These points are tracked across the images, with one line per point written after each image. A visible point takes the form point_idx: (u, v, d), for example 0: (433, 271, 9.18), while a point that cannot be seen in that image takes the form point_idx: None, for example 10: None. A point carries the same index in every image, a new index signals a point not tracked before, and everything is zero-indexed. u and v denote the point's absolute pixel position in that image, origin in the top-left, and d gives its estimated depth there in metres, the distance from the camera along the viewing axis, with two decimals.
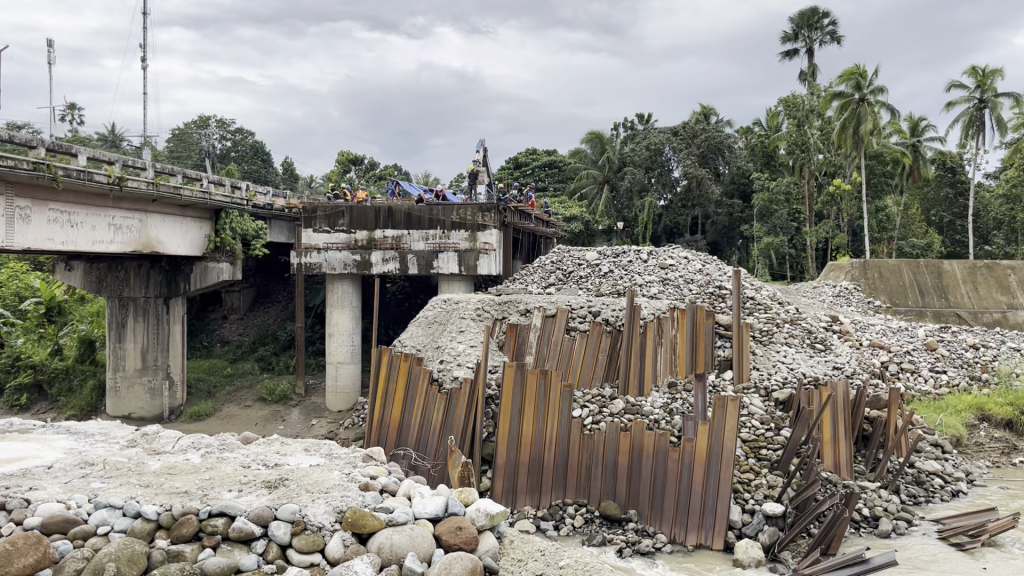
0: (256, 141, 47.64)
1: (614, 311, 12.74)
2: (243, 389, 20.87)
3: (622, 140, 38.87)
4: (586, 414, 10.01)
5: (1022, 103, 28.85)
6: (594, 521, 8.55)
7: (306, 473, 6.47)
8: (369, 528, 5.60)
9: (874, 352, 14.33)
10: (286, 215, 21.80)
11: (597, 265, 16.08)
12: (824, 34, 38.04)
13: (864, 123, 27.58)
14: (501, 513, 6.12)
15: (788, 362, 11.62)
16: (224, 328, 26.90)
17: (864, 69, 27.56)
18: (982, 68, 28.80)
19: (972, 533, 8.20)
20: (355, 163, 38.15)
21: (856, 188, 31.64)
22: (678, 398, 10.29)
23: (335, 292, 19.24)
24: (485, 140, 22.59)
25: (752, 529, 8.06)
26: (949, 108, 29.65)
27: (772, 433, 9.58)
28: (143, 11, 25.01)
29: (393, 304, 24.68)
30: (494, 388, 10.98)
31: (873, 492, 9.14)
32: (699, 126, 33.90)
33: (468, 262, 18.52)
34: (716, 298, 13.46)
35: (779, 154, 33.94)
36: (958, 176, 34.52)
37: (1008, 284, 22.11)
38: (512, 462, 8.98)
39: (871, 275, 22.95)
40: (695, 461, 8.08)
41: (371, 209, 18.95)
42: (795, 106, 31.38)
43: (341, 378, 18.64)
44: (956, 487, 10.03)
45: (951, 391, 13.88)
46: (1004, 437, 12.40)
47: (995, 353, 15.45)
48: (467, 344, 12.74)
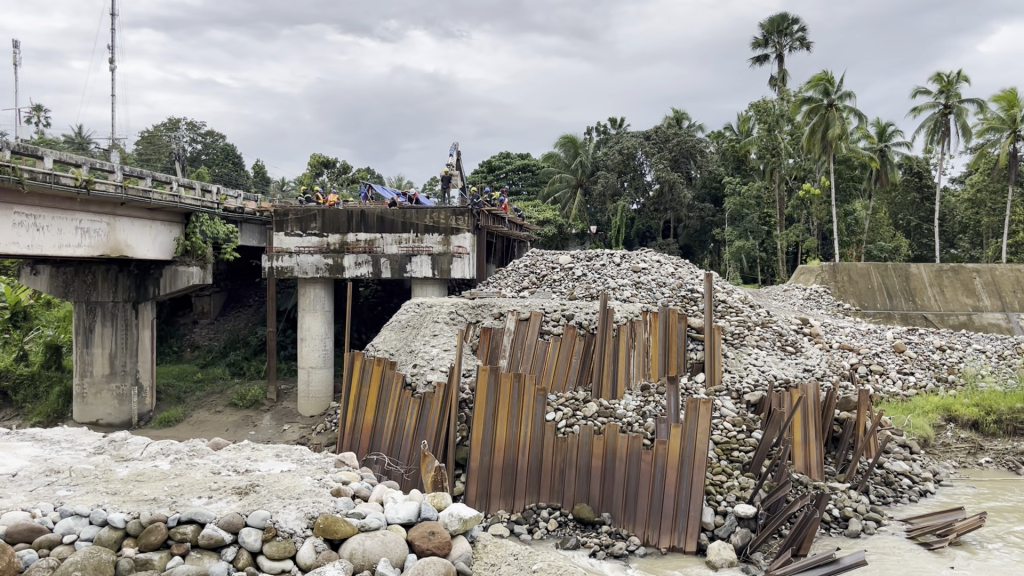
0: (227, 144, 47.31)
1: (587, 315, 12.78)
2: (214, 394, 20.64)
3: (596, 144, 39.00)
4: (560, 417, 10.02)
5: (986, 109, 29.40)
6: (568, 524, 8.56)
7: (277, 479, 6.40)
8: (341, 534, 5.54)
9: (844, 354, 14.55)
10: (257, 219, 21.64)
11: (570, 269, 16.12)
12: (794, 40, 38.47)
13: (833, 127, 27.92)
14: (475, 517, 6.11)
15: (760, 364, 11.72)
16: (194, 332, 26.60)
17: (832, 76, 28.01)
18: (947, 75, 29.31)
19: (940, 533, 8.30)
20: (328, 166, 37.89)
21: (825, 193, 32.04)
22: (651, 402, 10.39)
23: (306, 296, 19.09)
24: (458, 144, 22.57)
25: (725, 530, 8.13)
26: (916, 113, 30.13)
27: (744, 434, 9.68)
28: (111, 12, 24.71)
29: (366, 309, 24.60)
30: (467, 392, 10.97)
31: (843, 493, 9.23)
32: (671, 130, 34.19)
33: (441, 265, 18.48)
34: (688, 302, 13.58)
35: (750, 159, 34.34)
36: (925, 180, 35.00)
37: (973, 285, 22.59)
38: (485, 466, 8.93)
39: (840, 279, 23.11)
40: (668, 463, 8.10)
41: (343, 213, 18.86)
42: (766, 111, 31.70)
43: (313, 383, 18.49)
44: (924, 487, 10.18)
45: (918, 392, 14.12)
46: (970, 437, 12.59)
47: (961, 355, 15.70)
48: (440, 348, 12.69)
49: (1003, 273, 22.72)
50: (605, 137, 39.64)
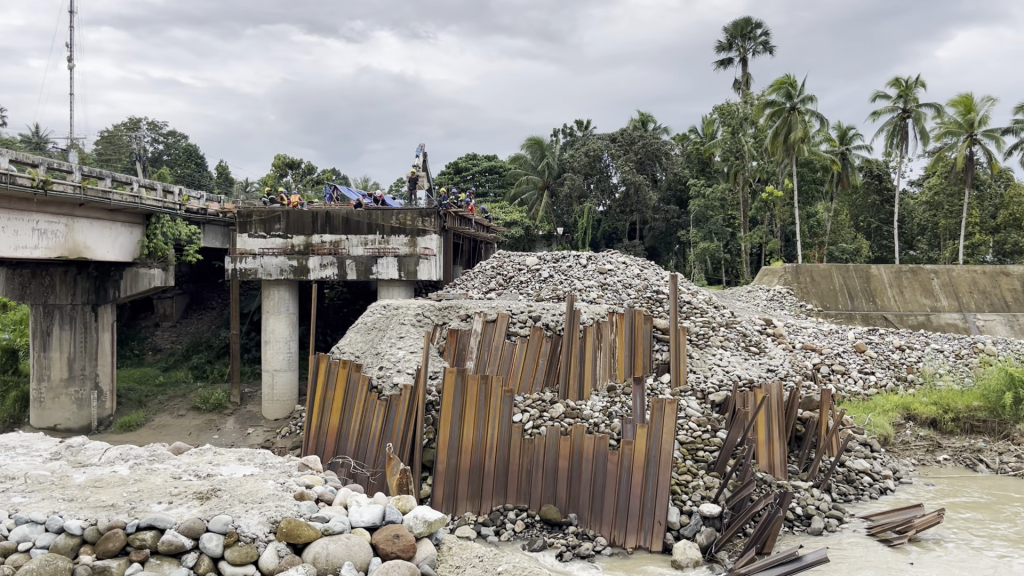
0: (190, 145, 46.75)
1: (554, 316, 12.83)
2: (176, 398, 20.35)
3: (562, 146, 39.14)
4: (527, 418, 10.05)
5: (943, 113, 29.99)
6: (535, 525, 8.57)
7: (240, 483, 6.32)
8: (304, 538, 5.49)
9: (807, 354, 14.78)
10: (220, 220, 21.38)
11: (537, 270, 16.16)
12: (756, 44, 38.96)
13: (795, 130, 28.32)
14: (440, 519, 6.10)
15: (724, 364, 11.86)
16: (156, 335, 26.22)
17: (794, 79, 28.37)
18: (906, 79, 29.87)
19: (900, 529, 8.42)
20: (293, 166, 37.58)
21: (788, 195, 32.51)
22: (617, 402, 10.47)
23: (270, 298, 18.90)
24: (424, 145, 22.50)
25: (690, 530, 8.19)
26: (875, 117, 30.65)
27: (709, 434, 9.78)
28: (69, 10, 24.27)
29: (332, 311, 24.46)
30: (434, 394, 10.93)
31: (806, 492, 9.34)
32: (636, 133, 34.77)
33: (407, 267, 18.44)
34: (654, 302, 13.70)
35: (715, 161, 34.76)
36: (885, 183, 35.51)
37: (931, 286, 23.06)
38: (452, 469, 8.87)
39: (802, 280, 23.42)
40: (634, 463, 8.14)
41: (308, 214, 18.69)
42: (730, 114, 32.15)
43: (278, 386, 18.29)
44: (884, 485, 10.35)
45: (879, 391, 14.37)
46: (929, 435, 12.81)
47: (920, 354, 16.00)
48: (406, 350, 12.65)
49: (959, 274, 23.31)
50: (571, 139, 39.83)
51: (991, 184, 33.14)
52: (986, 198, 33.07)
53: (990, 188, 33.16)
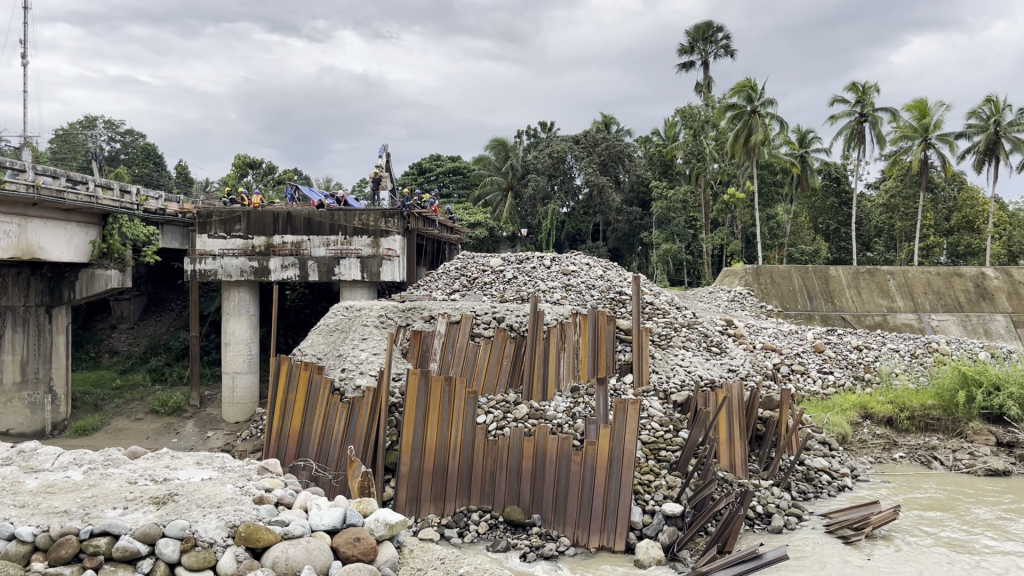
0: (148, 144, 46.08)
1: (518, 317, 12.85)
2: (133, 401, 20.00)
3: (526, 147, 39.21)
4: (491, 419, 10.05)
5: (899, 117, 30.59)
6: (499, 527, 8.55)
7: (197, 488, 6.21)
8: (263, 542, 5.41)
9: (767, 354, 14.99)
10: (179, 220, 21.06)
11: (501, 272, 16.15)
12: (718, 47, 39.41)
13: (755, 133, 28.71)
14: (401, 522, 6.10)
15: (686, 364, 11.99)
16: (112, 338, 25.75)
17: (755, 83, 28.70)
18: (862, 84, 30.43)
19: (857, 526, 8.56)
20: (253, 166, 37.15)
21: (749, 197, 32.94)
22: (581, 403, 10.53)
23: (231, 300, 18.67)
24: (387, 145, 22.37)
25: (653, 529, 8.25)
26: (833, 121, 31.19)
27: (671, 434, 9.86)
28: (23, 5, 23.76)
29: (293, 312, 24.23)
30: (397, 395, 10.87)
31: (766, 490, 9.45)
32: (600, 135, 34.96)
33: (370, 268, 18.34)
34: (617, 303, 13.77)
35: (677, 163, 35.13)
36: (843, 186, 36.06)
37: (888, 287, 23.51)
38: (415, 470, 8.82)
39: (763, 280, 23.71)
40: (597, 464, 8.18)
41: (269, 214, 18.50)
42: (692, 117, 32.66)
43: (238, 389, 18.09)
44: (841, 482, 10.54)
45: (837, 390, 14.62)
46: (885, 433, 13.04)
47: (877, 354, 16.30)
48: (369, 352, 12.58)
49: (914, 275, 23.82)
50: (535, 140, 39.91)
51: (944, 187, 33.90)
52: (940, 200, 33.83)
53: (944, 191, 33.90)
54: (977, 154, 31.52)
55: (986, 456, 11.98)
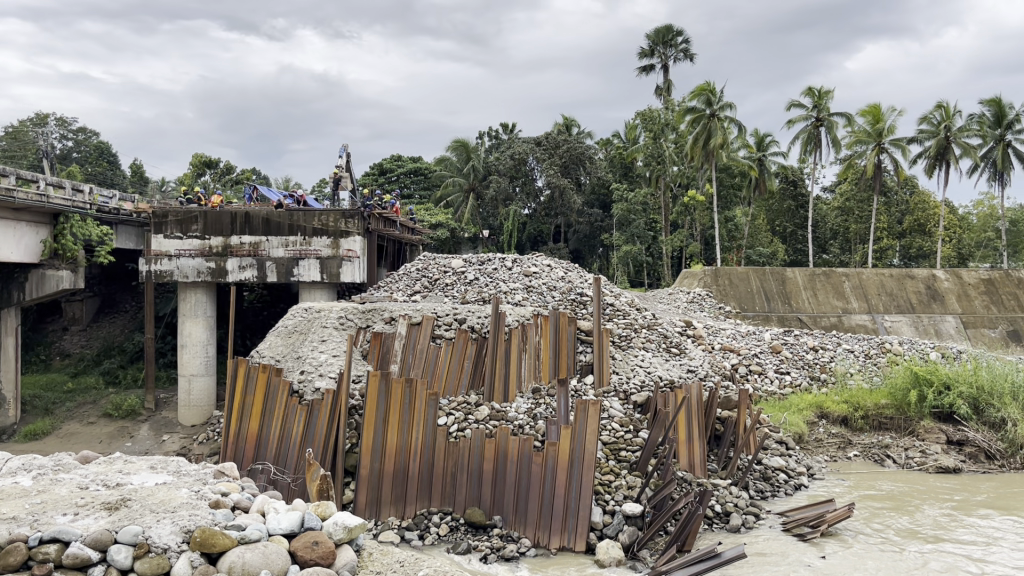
0: (101, 142, 45.25)
1: (479, 318, 12.84)
2: (85, 405, 19.59)
3: (488, 149, 39.27)
4: (452, 421, 10.03)
5: (853, 122, 31.20)
6: (459, 529, 8.54)
7: (152, 493, 6.10)
8: (219, 547, 5.34)
9: (725, 355, 15.22)
10: (134, 220, 20.69)
11: (462, 273, 16.13)
12: (677, 51, 39.83)
13: (714, 137, 29.09)
14: (360, 525, 6.08)
15: (646, 365, 12.10)
16: (64, 340, 25.19)
17: (714, 86, 29.07)
18: (818, 89, 30.99)
19: (813, 524, 8.68)
20: (211, 166, 36.65)
21: (708, 200, 33.35)
22: (542, 404, 10.56)
23: (187, 301, 18.39)
24: (347, 145, 22.21)
25: (613, 529, 8.29)
26: (791, 125, 31.72)
27: (631, 434, 9.92)
28: None
29: (251, 314, 23.93)
30: (357, 398, 10.78)
31: (724, 490, 9.55)
32: (561, 137, 35.12)
33: (330, 269, 18.19)
34: (577, 305, 13.84)
35: (637, 166, 35.46)
36: (799, 189, 36.66)
37: (843, 289, 23.95)
38: (375, 473, 8.75)
39: (721, 282, 24.02)
40: (558, 465, 8.22)
41: (226, 214, 18.26)
42: (652, 120, 33.00)
43: (194, 392, 17.80)
44: (798, 481, 10.70)
45: (794, 390, 14.86)
46: (840, 433, 13.27)
47: (832, 354, 16.59)
48: (329, 354, 12.47)
49: (868, 278, 24.35)
50: (496, 142, 39.98)
51: (897, 191, 34.66)
52: (893, 204, 34.59)
53: (897, 195, 34.68)
54: (928, 158, 32.28)
55: (936, 454, 12.25)
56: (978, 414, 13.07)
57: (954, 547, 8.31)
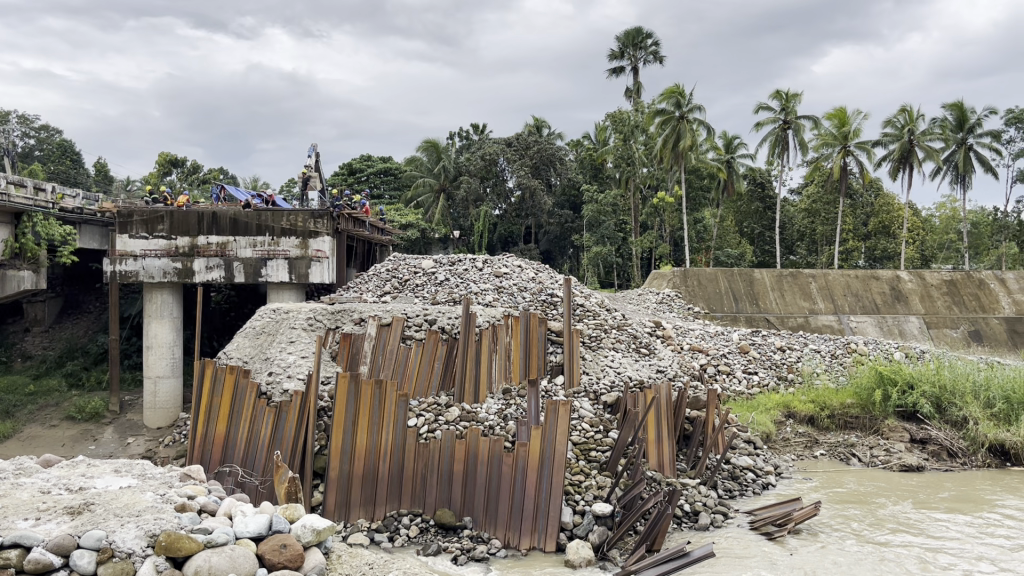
0: (64, 140, 44.46)
1: (450, 319, 12.81)
2: (48, 408, 19.25)
3: (458, 149, 39.23)
4: (422, 422, 9.99)
5: (820, 125, 31.60)
6: (430, 530, 8.49)
7: (116, 496, 6.00)
8: (185, 551, 5.27)
9: (694, 355, 15.36)
10: (99, 219, 20.36)
11: (433, 274, 16.09)
12: (647, 53, 40.06)
13: (683, 138, 29.29)
14: (328, 528, 6.06)
15: (616, 366, 12.16)
16: (26, 341, 24.72)
17: (683, 88, 29.29)
18: (785, 92, 31.37)
19: (779, 522, 8.76)
20: (177, 165, 36.22)
21: (677, 201, 33.64)
22: (513, 404, 10.56)
23: (153, 302, 18.14)
24: (316, 145, 22.04)
25: (583, 529, 8.31)
26: (759, 127, 32.07)
27: (601, 435, 9.96)
28: None
29: (218, 315, 23.66)
30: (326, 399, 10.69)
31: (693, 489, 9.61)
32: (531, 138, 35.21)
33: (298, 269, 18.04)
34: (548, 306, 13.87)
35: (607, 167, 35.64)
36: (766, 191, 37.10)
37: (810, 290, 24.25)
38: (345, 475, 8.68)
39: (690, 283, 24.21)
40: (529, 465, 8.25)
41: (193, 214, 18.04)
42: (622, 121, 33.17)
43: (160, 394, 17.56)
44: (765, 480, 10.82)
45: (761, 390, 15.02)
46: (807, 432, 13.42)
47: (799, 355, 16.78)
48: (298, 355, 12.37)
49: (834, 278, 24.70)
50: (467, 142, 39.94)
51: (863, 193, 35.20)
52: (858, 206, 35.11)
53: (862, 197, 35.21)
54: (892, 161, 32.77)
55: (900, 452, 12.46)
56: (940, 413, 13.31)
57: (937, 540, 8.55)
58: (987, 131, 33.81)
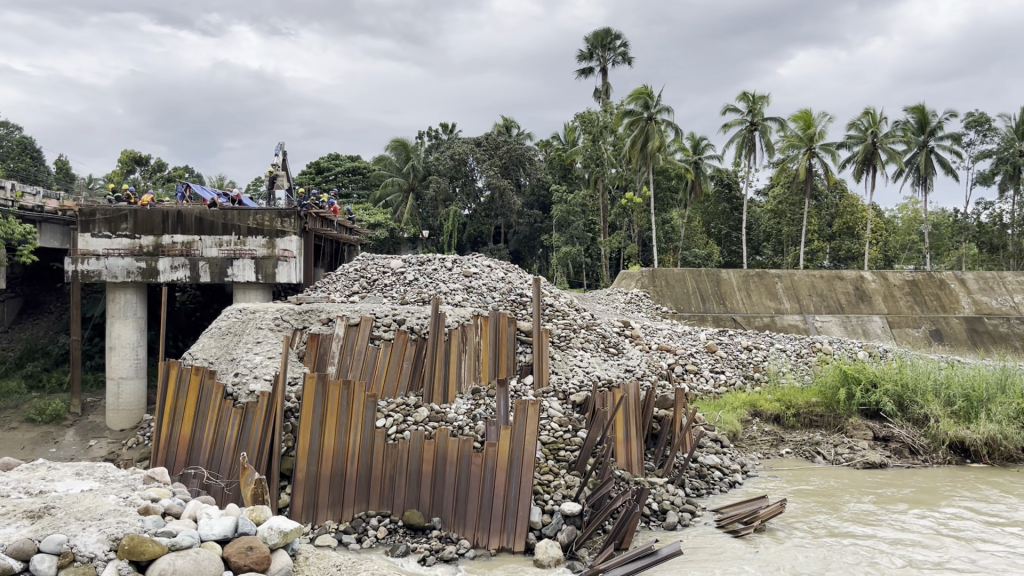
0: (25, 137, 43.64)
1: (419, 319, 12.77)
2: (7, 410, 18.85)
3: (427, 149, 39.15)
4: (391, 423, 9.94)
5: (786, 127, 31.98)
6: (398, 531, 8.45)
7: (77, 500, 5.90)
8: (149, 554, 5.19)
9: (662, 354, 15.48)
10: (59, 218, 20.00)
11: (401, 274, 16.03)
12: (616, 54, 40.28)
13: (652, 139, 29.46)
14: (295, 530, 6.02)
15: (585, 365, 12.20)
16: None
17: (651, 90, 29.47)
18: (752, 94, 31.72)
19: (746, 520, 8.85)
20: (141, 163, 35.74)
21: (645, 202, 33.87)
22: (482, 405, 10.56)
23: (116, 302, 17.86)
24: (283, 143, 21.87)
25: (552, 529, 8.32)
26: (726, 129, 32.39)
27: (570, 434, 9.98)
28: None
29: (183, 315, 23.36)
30: (293, 400, 10.60)
31: (661, 487, 9.67)
32: (501, 138, 35.26)
33: (265, 269, 17.86)
34: (517, 306, 13.88)
35: (575, 167, 35.78)
36: (733, 192, 37.49)
37: (776, 290, 24.53)
38: (312, 477, 8.60)
39: (658, 283, 24.37)
40: (498, 465, 8.26)
41: (158, 213, 17.81)
42: (590, 122, 33.27)
43: (123, 395, 17.28)
44: (733, 478, 10.92)
45: (728, 389, 15.17)
46: (773, 430, 13.57)
47: (764, 354, 16.96)
48: (264, 356, 12.25)
49: (800, 279, 25.01)
50: (436, 142, 39.85)
51: (827, 195, 35.71)
52: (824, 208, 35.62)
53: (827, 199, 35.70)
54: (856, 163, 33.27)
55: (864, 450, 12.65)
56: (902, 411, 13.53)
57: (905, 534, 8.76)
58: (948, 134, 34.47)
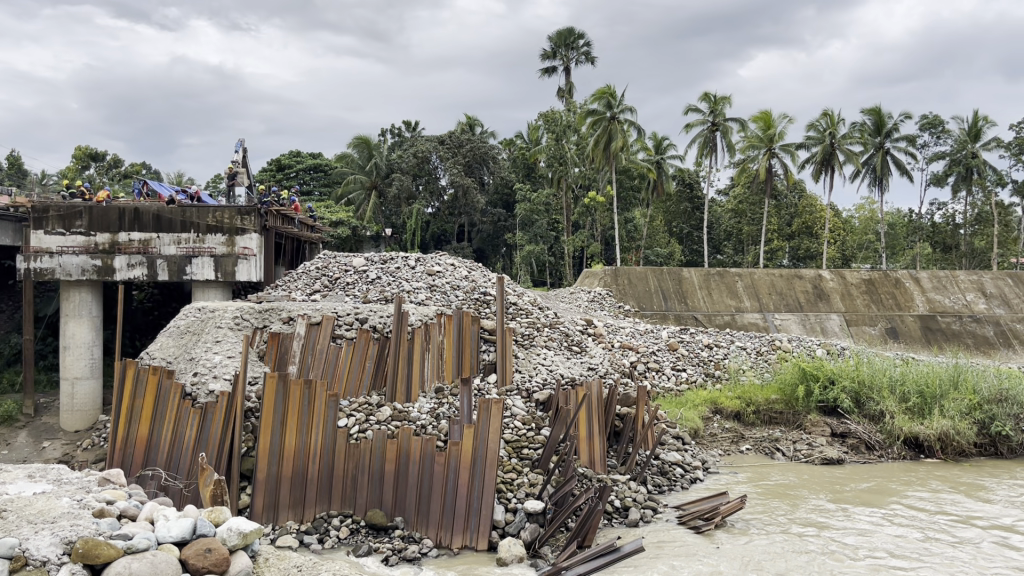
0: None
1: (381, 318, 12.70)
2: None
3: (390, 147, 38.96)
4: (353, 422, 9.86)
5: (746, 127, 32.36)
6: (360, 531, 8.39)
7: (29, 502, 5.77)
8: (104, 558, 5.09)
9: (624, 352, 15.58)
10: (11, 214, 19.52)
11: (364, 272, 15.93)
12: (579, 54, 40.43)
13: (615, 139, 29.57)
14: (255, 531, 5.96)
15: (547, 363, 12.24)
16: None
17: (614, 90, 29.66)
18: (714, 95, 32.07)
19: (707, 517, 8.94)
20: (96, 158, 35.05)
21: (608, 200, 34.05)
22: (445, 403, 10.53)
23: (70, 301, 17.53)
24: (243, 139, 21.60)
25: (515, 527, 8.33)
26: (689, 128, 32.70)
27: (533, 432, 9.99)
28: None
29: (140, 314, 23.01)
30: (253, 400, 10.47)
31: (624, 484, 9.73)
32: (464, 137, 35.22)
33: (225, 267, 17.62)
34: (480, 305, 13.88)
35: (539, 166, 35.87)
36: (695, 192, 37.83)
37: (736, 289, 24.81)
38: (273, 478, 8.51)
39: (621, 282, 24.52)
40: (461, 463, 8.26)
41: (114, 210, 17.49)
42: (554, 121, 33.36)
43: (78, 396, 16.93)
44: (694, 474, 11.04)
45: (689, 386, 15.34)
46: (733, 427, 13.74)
47: (724, 352, 17.14)
48: (223, 355, 12.09)
49: (759, 278, 25.36)
50: (399, 140, 39.67)
51: (787, 195, 36.26)
52: (783, 207, 36.16)
53: (787, 198, 36.23)
54: (815, 163, 33.77)
55: (822, 446, 12.84)
56: (859, 407, 13.75)
57: (862, 526, 8.95)
58: (903, 136, 35.19)
